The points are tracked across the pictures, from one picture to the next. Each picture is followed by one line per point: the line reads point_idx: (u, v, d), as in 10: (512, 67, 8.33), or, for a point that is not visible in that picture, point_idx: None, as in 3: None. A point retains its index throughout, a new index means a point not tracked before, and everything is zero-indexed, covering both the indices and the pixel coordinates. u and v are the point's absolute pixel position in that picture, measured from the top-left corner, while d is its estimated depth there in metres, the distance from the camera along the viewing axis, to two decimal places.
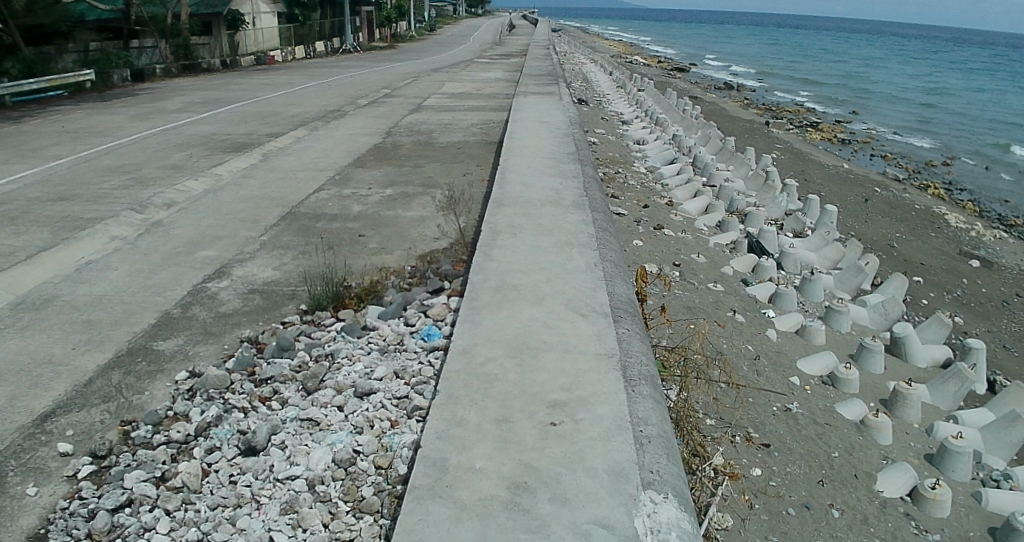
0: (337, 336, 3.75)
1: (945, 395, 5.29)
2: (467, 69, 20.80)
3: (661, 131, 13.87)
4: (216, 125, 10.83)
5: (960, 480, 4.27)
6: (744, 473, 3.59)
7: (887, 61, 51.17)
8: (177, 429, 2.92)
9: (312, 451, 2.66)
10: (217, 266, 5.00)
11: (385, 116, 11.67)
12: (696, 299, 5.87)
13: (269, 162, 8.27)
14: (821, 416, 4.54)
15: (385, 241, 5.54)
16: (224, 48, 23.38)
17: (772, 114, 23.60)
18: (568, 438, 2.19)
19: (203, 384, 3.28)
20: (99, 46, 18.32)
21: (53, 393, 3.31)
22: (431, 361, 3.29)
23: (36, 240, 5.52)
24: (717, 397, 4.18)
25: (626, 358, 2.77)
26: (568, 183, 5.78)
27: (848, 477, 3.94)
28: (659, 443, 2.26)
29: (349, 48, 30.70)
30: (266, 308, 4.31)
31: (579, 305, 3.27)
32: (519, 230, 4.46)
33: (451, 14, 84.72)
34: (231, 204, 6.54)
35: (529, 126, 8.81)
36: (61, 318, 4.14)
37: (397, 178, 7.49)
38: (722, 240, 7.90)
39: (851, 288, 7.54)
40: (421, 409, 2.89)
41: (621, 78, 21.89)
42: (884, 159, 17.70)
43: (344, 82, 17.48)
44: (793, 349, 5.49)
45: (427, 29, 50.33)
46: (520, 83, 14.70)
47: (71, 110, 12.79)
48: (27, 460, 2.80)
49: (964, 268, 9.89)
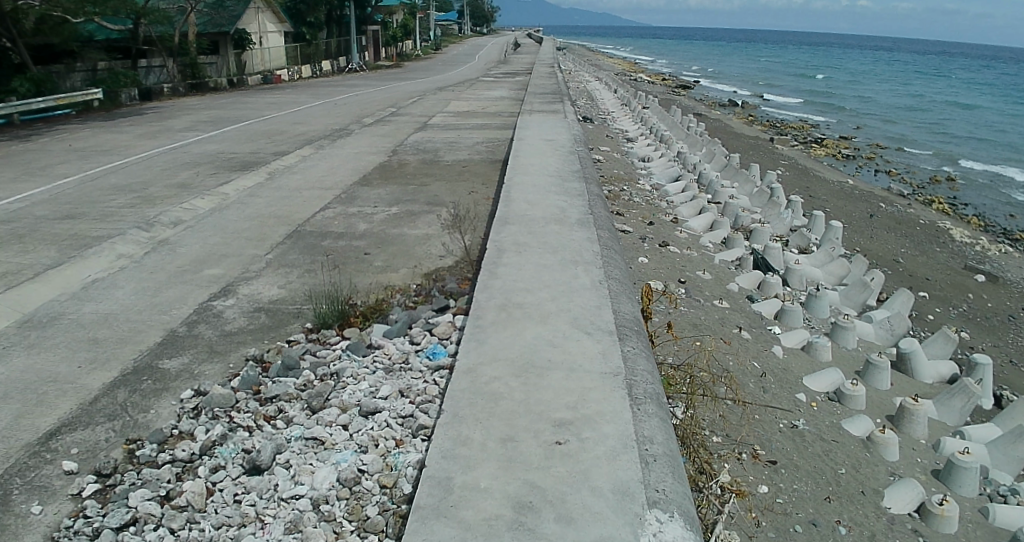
0: (342, 354, 3.76)
1: (952, 410, 5.25)
2: (472, 87, 21.01)
3: (665, 148, 13.95)
4: (223, 144, 10.94)
5: (968, 495, 4.23)
6: (750, 490, 3.56)
7: (891, 78, 51.32)
8: (182, 448, 2.93)
9: (317, 470, 2.65)
10: (223, 284, 5.03)
11: (391, 135, 11.76)
12: (702, 316, 5.87)
13: (275, 180, 8.34)
14: (827, 432, 4.51)
15: (391, 259, 5.57)
16: (231, 67, 23.59)
17: (776, 130, 23.71)
18: (574, 457, 2.18)
19: (209, 403, 3.30)
20: (107, 66, 18.54)
21: (58, 411, 3.32)
22: (437, 381, 3.29)
23: (43, 259, 5.56)
24: (725, 414, 4.15)
25: (631, 377, 2.76)
26: (574, 201, 5.81)
27: (855, 493, 3.92)
28: (665, 461, 2.25)
29: (354, 67, 31.15)
30: (272, 326, 4.33)
31: (584, 322, 3.27)
32: (524, 248, 4.47)
33: (456, 32, 85.93)
34: (237, 222, 6.59)
35: (534, 144, 8.86)
36: (67, 336, 4.17)
37: (403, 196, 7.53)
38: (727, 257, 7.91)
39: (856, 304, 7.52)
40: (426, 428, 2.88)
41: (625, 95, 22.08)
42: (889, 175, 17.72)
43: (349, 101, 17.67)
44: (799, 366, 5.47)
45: (433, 47, 50.88)
46: (526, 101, 14.81)
47: (78, 128, 12.95)
48: (32, 478, 2.80)
49: (969, 283, 9.87)
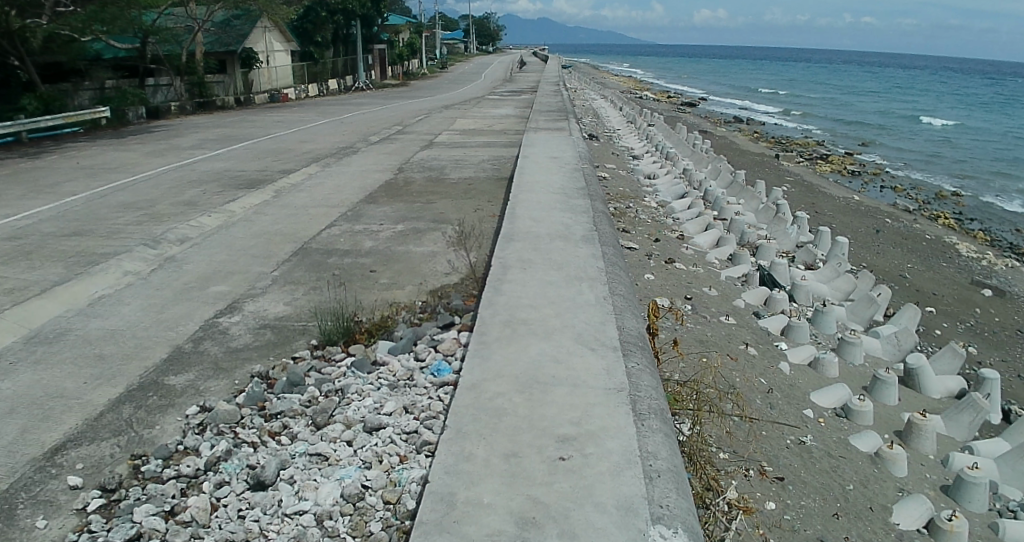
0: (347, 371, 3.75)
1: (960, 425, 5.21)
2: (478, 106, 21.17)
3: (671, 165, 14.00)
4: (229, 162, 11.03)
5: (978, 511, 4.20)
6: (758, 507, 3.55)
7: (895, 94, 51.31)
8: (187, 464, 2.94)
9: (320, 486, 2.64)
10: (229, 301, 5.06)
11: (396, 153, 11.84)
12: (708, 332, 5.85)
13: (282, 198, 8.42)
14: (835, 449, 4.47)
15: (396, 276, 5.59)
16: (239, 86, 23.89)
17: (781, 147, 23.78)
18: (578, 473, 2.17)
19: (214, 419, 3.31)
20: (115, 85, 18.81)
21: (64, 426, 3.35)
22: (441, 396, 3.27)
23: (50, 276, 5.61)
24: (731, 430, 4.12)
25: (635, 392, 2.76)
26: (579, 218, 5.82)
27: (863, 510, 3.90)
28: (669, 477, 2.24)
29: (361, 86, 31.50)
30: (277, 343, 4.35)
31: (588, 338, 3.28)
32: (529, 265, 4.49)
33: (462, 50, 87.51)
34: (243, 239, 6.65)
35: (540, 162, 8.90)
36: (73, 352, 4.20)
37: (408, 214, 7.58)
38: (733, 273, 7.90)
39: (863, 320, 7.50)
40: (430, 443, 2.86)
41: (631, 113, 22.19)
42: (895, 191, 17.73)
43: (357, 119, 17.85)
44: (807, 383, 5.44)
45: (439, 65, 51.56)
46: (531, 119, 14.92)
47: (86, 146, 13.10)
48: (37, 493, 2.82)
49: (976, 298, 9.83)
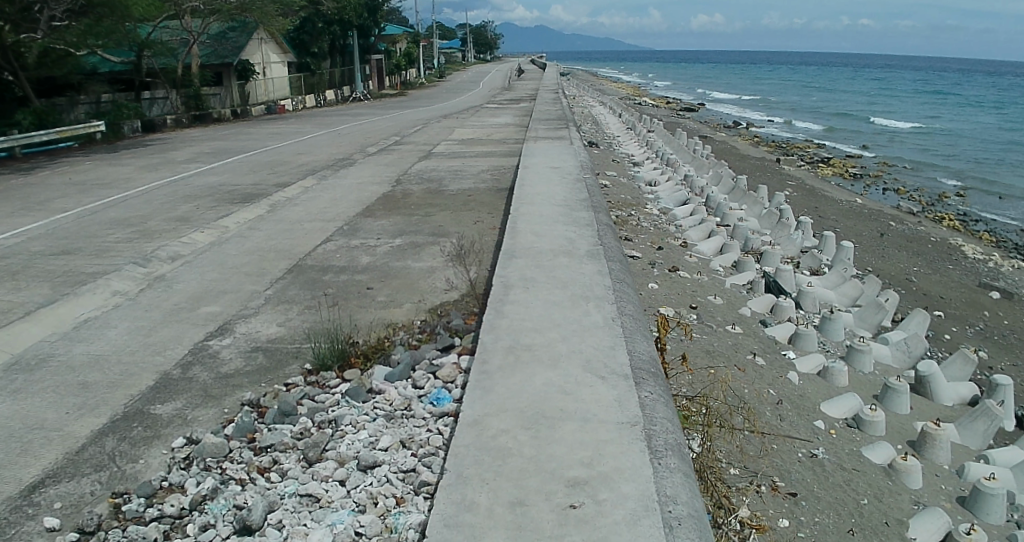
0: (341, 400, 3.55)
1: (973, 433, 5.02)
2: (476, 114, 21.07)
3: (672, 171, 13.84)
4: (225, 175, 10.86)
5: (996, 523, 3.99)
6: (771, 524, 3.35)
7: (892, 96, 51.17)
8: (171, 503, 2.75)
9: (311, 532, 2.44)
10: (220, 323, 4.86)
11: (394, 164, 11.66)
12: (715, 343, 5.65)
13: (278, 212, 8.25)
14: (847, 460, 4.27)
15: (394, 293, 5.41)
16: (235, 98, 23.54)
17: (781, 150, 23.60)
18: (592, 524, 1.97)
19: (200, 453, 3.12)
20: (111, 98, 18.74)
21: (44, 461, 3.15)
22: (440, 429, 3.07)
23: (37, 297, 5.44)
24: (741, 445, 3.92)
25: (650, 427, 2.55)
26: (581, 231, 5.63)
27: (879, 525, 3.71)
28: (691, 525, 2.05)
29: (359, 96, 31.46)
30: (269, 368, 4.16)
31: (596, 366, 3.08)
32: (531, 283, 4.30)
33: (461, 58, 87.42)
34: (236, 256, 6.47)
35: (540, 172, 8.72)
36: (55, 380, 4.00)
37: (406, 227, 7.40)
38: (739, 281, 7.73)
39: (871, 326, 7.31)
40: (428, 484, 2.67)
41: (630, 120, 22.08)
42: (897, 193, 17.58)
43: (353, 130, 17.72)
44: (816, 393, 5.23)
45: (438, 74, 51.64)
46: (530, 128, 14.78)
47: (80, 161, 12.95)
48: (11, 536, 2.62)
49: (985, 300, 9.63)
